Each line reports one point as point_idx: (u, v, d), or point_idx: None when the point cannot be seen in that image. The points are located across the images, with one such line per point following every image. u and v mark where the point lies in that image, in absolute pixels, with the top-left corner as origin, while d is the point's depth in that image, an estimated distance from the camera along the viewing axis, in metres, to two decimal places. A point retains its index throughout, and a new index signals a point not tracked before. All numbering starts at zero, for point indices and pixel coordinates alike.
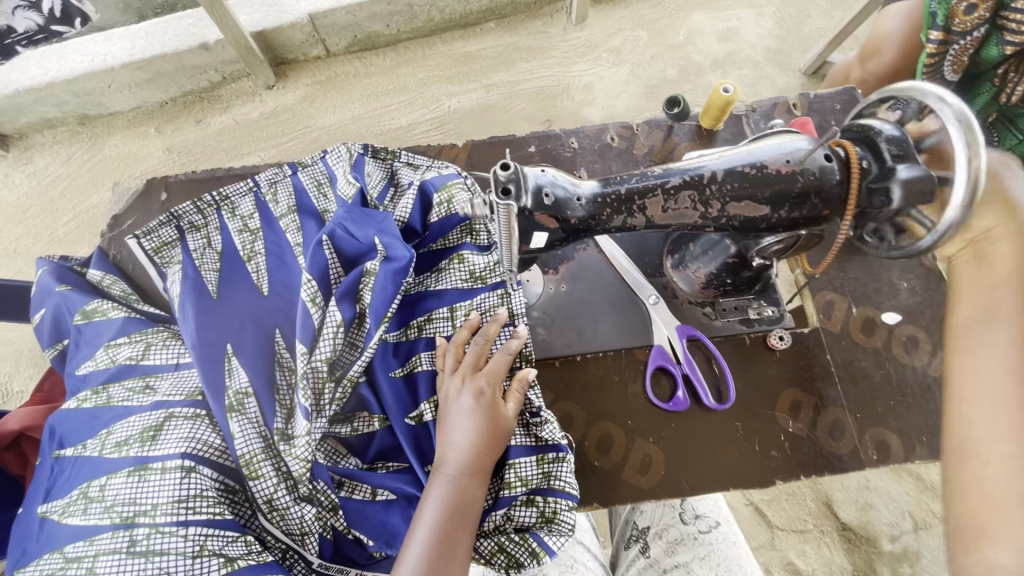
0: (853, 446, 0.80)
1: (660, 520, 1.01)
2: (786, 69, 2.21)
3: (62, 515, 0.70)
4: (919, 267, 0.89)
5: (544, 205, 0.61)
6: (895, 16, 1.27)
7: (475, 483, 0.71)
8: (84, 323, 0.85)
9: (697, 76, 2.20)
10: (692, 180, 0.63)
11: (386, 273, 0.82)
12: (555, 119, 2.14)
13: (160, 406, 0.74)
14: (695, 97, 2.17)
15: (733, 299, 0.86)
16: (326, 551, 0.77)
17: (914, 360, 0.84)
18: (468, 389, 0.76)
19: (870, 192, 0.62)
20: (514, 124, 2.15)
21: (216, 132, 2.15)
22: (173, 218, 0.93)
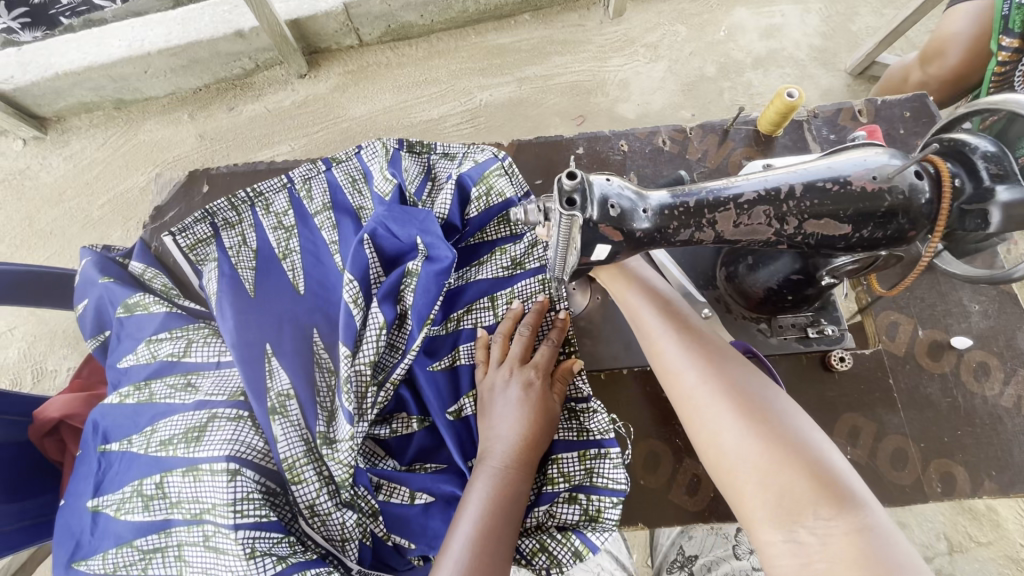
0: (916, 477, 0.76)
1: (708, 551, 0.98)
2: (830, 68, 2.12)
3: (118, 511, 0.71)
4: (991, 289, 0.84)
5: (610, 216, 0.58)
6: (964, 15, 1.19)
7: (520, 477, 0.69)
8: (127, 316, 0.84)
9: (737, 74, 2.12)
10: (768, 195, 0.59)
11: (428, 274, 0.80)
12: (589, 115, 2.09)
13: (203, 406, 0.73)
14: (734, 95, 2.09)
15: (790, 316, 0.81)
16: (365, 556, 0.74)
17: (985, 388, 0.79)
18: (516, 381, 0.74)
19: (962, 213, 0.58)
20: (546, 119, 2.10)
21: (248, 120, 2.16)
22: (207, 214, 0.91)
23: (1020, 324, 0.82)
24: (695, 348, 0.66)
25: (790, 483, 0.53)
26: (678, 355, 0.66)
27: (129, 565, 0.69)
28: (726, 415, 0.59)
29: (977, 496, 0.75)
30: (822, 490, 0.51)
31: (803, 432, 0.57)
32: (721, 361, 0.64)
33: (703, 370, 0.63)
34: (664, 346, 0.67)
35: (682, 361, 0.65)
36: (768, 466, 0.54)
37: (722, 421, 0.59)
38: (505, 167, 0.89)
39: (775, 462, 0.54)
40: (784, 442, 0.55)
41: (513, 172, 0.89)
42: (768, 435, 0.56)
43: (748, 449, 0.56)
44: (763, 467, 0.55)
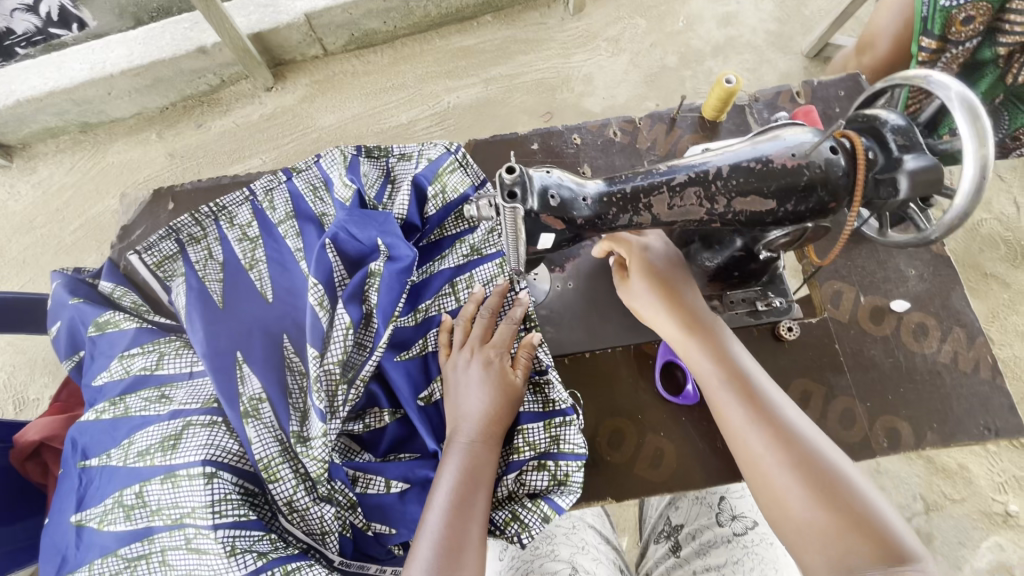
0: (864, 435, 0.80)
1: (694, 521, 1.03)
2: (787, 52, 2.19)
3: (101, 523, 0.73)
4: (927, 253, 0.89)
5: (550, 206, 0.62)
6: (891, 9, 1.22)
7: (488, 448, 0.75)
8: (98, 334, 0.85)
9: (697, 63, 2.18)
10: (698, 177, 0.63)
11: (391, 273, 0.82)
12: (556, 111, 2.13)
13: (177, 415, 0.75)
14: (696, 84, 2.15)
15: (740, 290, 0.86)
16: (347, 548, 0.77)
17: (924, 347, 0.84)
18: (476, 360, 0.80)
19: (877, 182, 0.62)
20: (514, 118, 2.14)
21: (218, 136, 2.16)
22: (173, 231, 0.94)
23: (954, 285, 0.87)
24: (760, 414, 0.71)
25: (847, 544, 0.62)
26: (744, 420, 0.71)
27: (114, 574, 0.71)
28: (786, 475, 0.67)
29: (922, 448, 0.80)
30: (886, 558, 0.60)
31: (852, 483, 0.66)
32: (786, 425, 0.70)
33: (770, 439, 0.69)
34: (730, 411, 0.72)
35: (743, 418, 0.71)
36: (835, 533, 0.63)
37: (791, 489, 0.66)
38: (459, 160, 0.93)
39: (839, 529, 0.63)
40: (847, 509, 0.63)
41: (468, 166, 0.93)
42: (834, 503, 0.64)
43: (814, 517, 0.64)
44: (826, 526, 0.63)
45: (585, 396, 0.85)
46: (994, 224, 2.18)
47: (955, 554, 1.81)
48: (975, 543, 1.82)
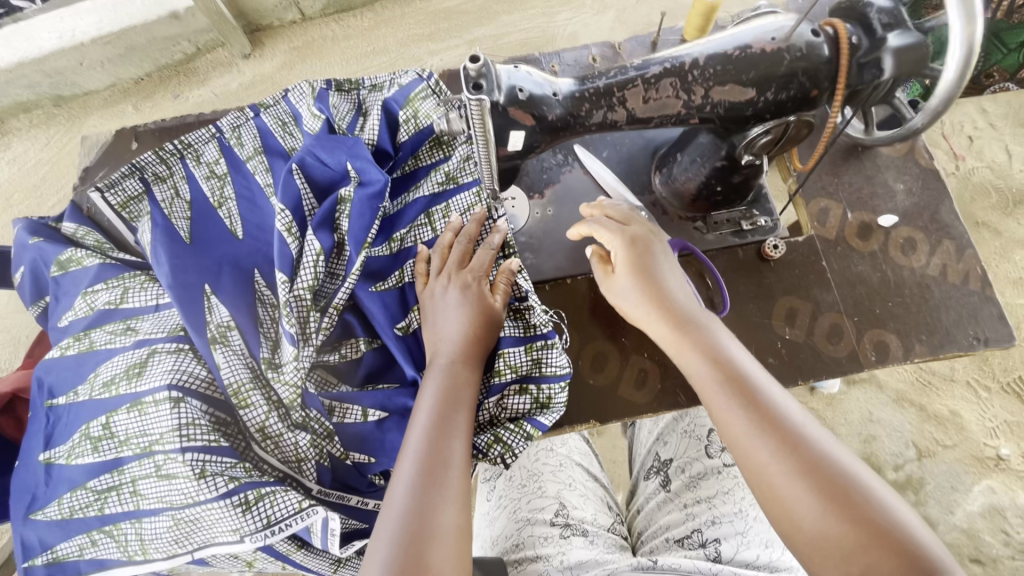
0: (851, 350, 0.79)
1: (683, 454, 1.02)
2: None
3: (69, 457, 0.71)
4: (915, 167, 0.86)
5: (519, 99, 0.59)
6: None
7: (469, 368, 0.73)
8: (62, 274, 0.82)
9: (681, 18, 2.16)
10: (673, 67, 0.60)
11: (362, 198, 0.79)
12: None
13: (143, 344, 0.72)
14: None
15: (724, 210, 0.83)
16: (325, 477, 0.75)
17: (912, 261, 0.82)
18: (454, 285, 0.77)
19: (860, 67, 0.59)
20: None
21: (195, 105, 2.35)
22: (136, 169, 0.90)
23: (943, 198, 0.85)
24: (758, 411, 0.62)
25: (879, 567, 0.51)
26: (743, 420, 0.62)
27: (85, 507, 0.69)
28: (797, 485, 0.56)
29: (910, 361, 0.78)
30: None
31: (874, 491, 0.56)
32: (789, 424, 0.60)
33: (773, 440, 0.59)
34: (727, 412, 0.63)
35: (739, 416, 0.62)
36: (858, 551, 0.52)
37: (801, 498, 0.56)
38: (431, 87, 0.88)
39: (864, 546, 0.52)
40: (871, 523, 0.53)
41: (441, 91, 0.88)
42: (854, 515, 0.54)
43: (833, 532, 0.54)
44: (849, 543, 0.53)
45: (567, 319, 0.84)
46: (985, 172, 2.16)
47: (948, 499, 1.82)
48: (967, 487, 1.83)
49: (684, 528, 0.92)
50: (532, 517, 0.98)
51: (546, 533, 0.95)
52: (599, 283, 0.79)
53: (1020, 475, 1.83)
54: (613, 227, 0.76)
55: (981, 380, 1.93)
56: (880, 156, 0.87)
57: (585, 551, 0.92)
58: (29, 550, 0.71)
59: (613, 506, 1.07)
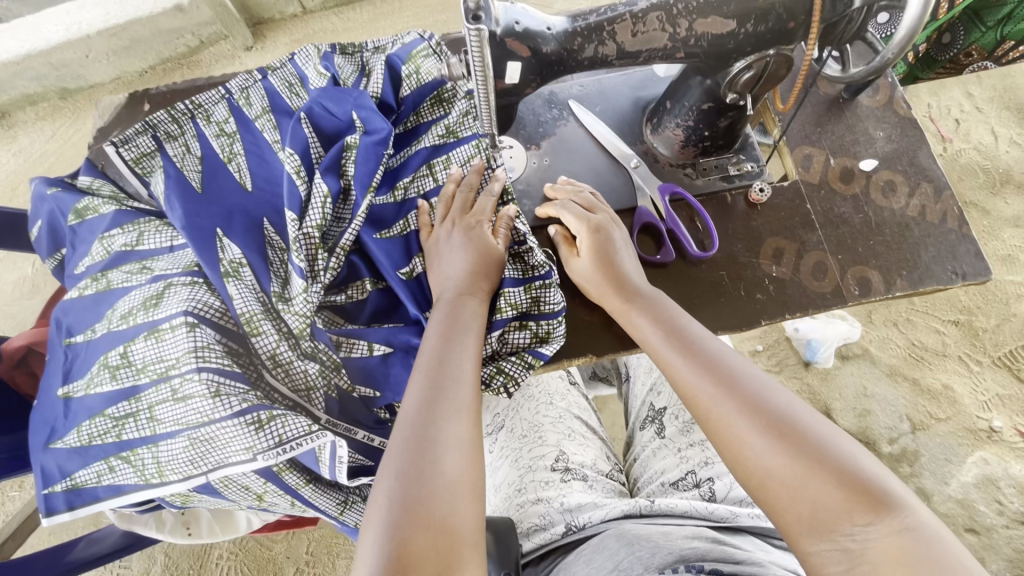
0: (836, 285, 0.82)
1: (676, 402, 1.06)
2: None
3: (88, 388, 0.74)
4: (893, 116, 0.91)
5: (515, 32, 0.64)
6: None
7: (474, 300, 0.76)
8: (79, 222, 0.86)
9: None
10: (659, 2, 0.64)
11: (367, 144, 0.83)
12: None
13: (159, 279, 0.76)
14: None
15: (711, 157, 0.88)
16: (333, 408, 0.79)
17: (892, 202, 0.86)
18: (458, 228, 0.81)
19: (832, 1, 0.63)
20: None
21: None
22: (149, 126, 0.93)
23: (921, 144, 0.89)
24: (704, 364, 0.69)
25: (819, 492, 0.56)
26: (690, 373, 0.69)
27: (103, 433, 0.72)
28: (745, 425, 0.62)
29: (892, 295, 0.82)
30: (858, 499, 0.55)
31: (814, 425, 0.61)
32: (733, 373, 0.67)
33: (718, 388, 0.66)
34: (678, 368, 0.70)
35: (689, 370, 0.69)
36: (801, 480, 0.58)
37: (748, 436, 0.62)
38: (432, 47, 0.92)
39: (805, 476, 0.58)
40: (812, 454, 0.58)
41: (442, 52, 0.92)
42: (793, 445, 0.59)
43: (776, 464, 0.59)
44: (792, 472, 0.58)
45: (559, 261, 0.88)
46: (972, 153, 2.22)
47: (942, 470, 1.84)
48: (961, 459, 1.85)
49: (679, 470, 0.95)
50: (534, 464, 1.01)
51: (547, 478, 0.98)
52: (563, 263, 0.86)
53: (1014, 447, 1.86)
54: (571, 212, 0.84)
55: (973, 355, 1.97)
56: (861, 106, 0.91)
57: (585, 494, 0.95)
58: (47, 479, 0.73)
59: (611, 456, 1.10)
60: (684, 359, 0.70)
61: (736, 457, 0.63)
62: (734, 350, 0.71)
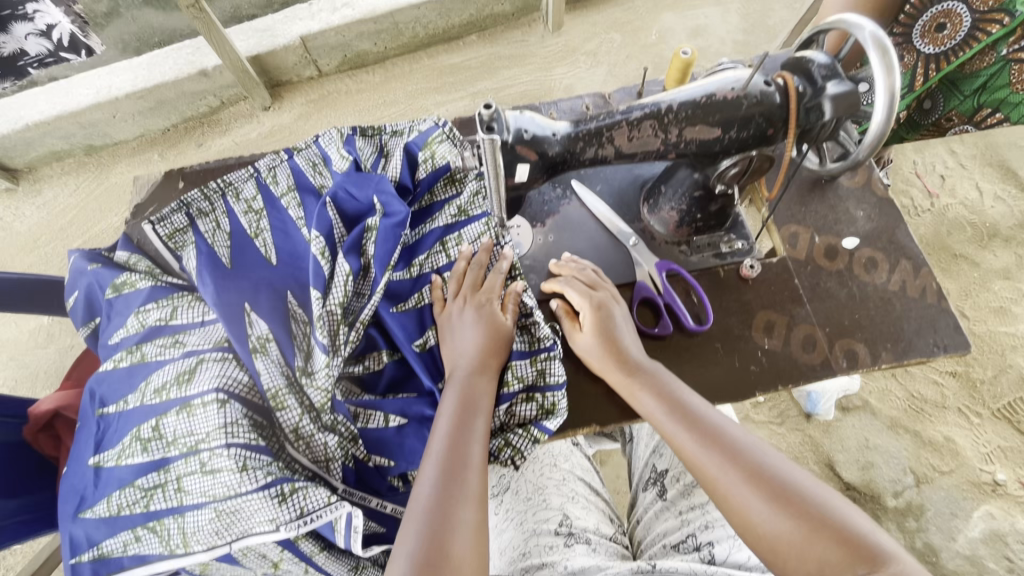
0: (824, 357, 0.87)
1: (677, 465, 1.09)
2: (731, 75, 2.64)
3: (120, 459, 0.79)
4: (873, 197, 0.98)
5: (524, 139, 0.71)
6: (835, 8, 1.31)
7: (485, 379, 0.81)
8: (115, 295, 0.92)
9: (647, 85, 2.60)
10: (652, 112, 0.72)
11: (387, 226, 0.90)
12: None
13: (191, 354, 0.81)
14: None
15: (705, 235, 0.94)
16: (349, 477, 0.83)
17: (874, 277, 0.92)
18: (469, 306, 0.87)
19: (807, 110, 0.71)
20: None
21: (216, 153, 2.58)
22: (184, 205, 1.01)
23: (899, 223, 0.96)
24: (706, 435, 0.74)
25: (825, 553, 0.61)
26: (695, 445, 0.74)
27: (132, 504, 0.76)
28: (750, 494, 0.67)
29: (878, 366, 0.87)
30: (862, 558, 0.59)
31: (811, 490, 0.67)
32: (734, 444, 0.72)
33: (722, 457, 0.71)
34: (682, 441, 0.76)
35: (693, 443, 0.74)
36: (807, 543, 0.62)
37: (754, 504, 0.66)
38: (446, 133, 1.00)
39: (812, 542, 0.62)
40: (814, 518, 0.63)
41: (455, 137, 1.00)
42: (796, 510, 0.64)
43: (783, 529, 0.64)
44: (798, 536, 0.63)
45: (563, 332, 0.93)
46: (959, 208, 2.30)
47: (949, 525, 1.82)
48: (967, 513, 1.84)
49: (679, 533, 0.97)
50: (538, 528, 1.03)
51: (551, 542, 0.99)
52: (566, 336, 0.91)
53: (1019, 501, 1.85)
54: (576, 288, 0.90)
55: (972, 407, 1.99)
56: (842, 187, 0.99)
57: (588, 558, 0.96)
58: (75, 547, 0.77)
59: (614, 518, 1.13)
60: (688, 431, 0.75)
61: (747, 525, 0.67)
62: (730, 421, 0.77)
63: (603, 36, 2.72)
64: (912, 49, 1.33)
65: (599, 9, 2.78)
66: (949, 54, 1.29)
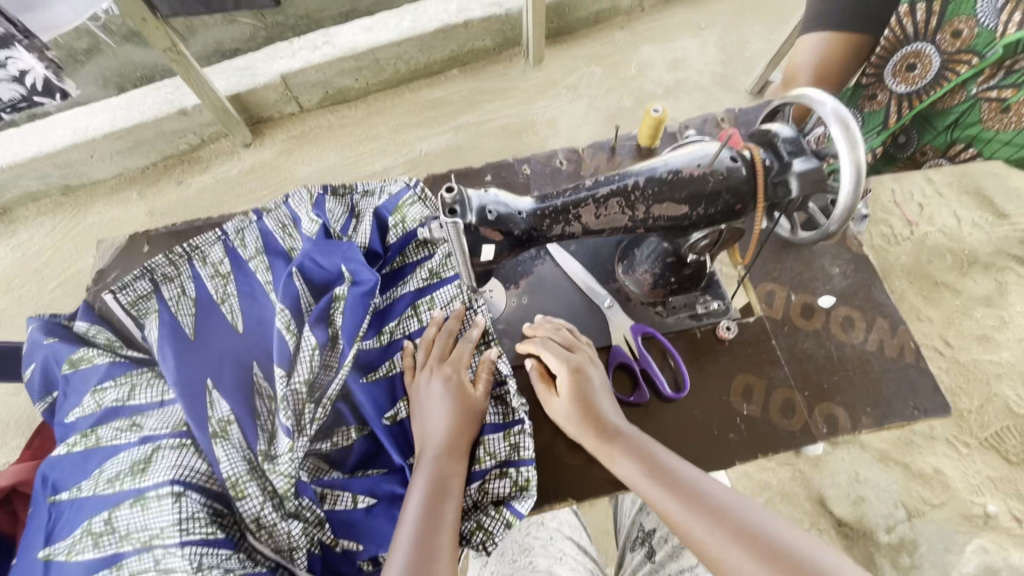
0: (804, 423, 0.86)
1: (664, 525, 1.06)
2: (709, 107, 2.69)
3: (69, 553, 0.72)
4: (847, 253, 0.97)
5: (488, 220, 0.70)
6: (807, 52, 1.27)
7: (454, 461, 0.78)
8: (72, 371, 0.89)
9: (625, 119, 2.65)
10: (618, 189, 0.71)
11: (355, 296, 0.88)
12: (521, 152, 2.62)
13: (147, 441, 0.78)
14: None
15: (681, 296, 0.93)
16: (315, 564, 0.80)
17: (851, 337, 0.91)
18: (436, 377, 0.84)
19: (773, 184, 0.70)
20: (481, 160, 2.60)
21: (197, 191, 2.56)
22: (147, 271, 0.99)
23: (874, 280, 0.95)
24: (688, 498, 0.71)
25: None
26: (677, 508, 0.71)
27: None
28: (739, 558, 0.63)
29: (858, 431, 0.85)
30: None
31: (802, 545, 0.62)
32: (717, 505, 0.69)
33: (705, 521, 0.67)
34: (666, 507, 0.72)
35: (675, 507, 0.71)
36: None
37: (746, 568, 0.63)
38: (417, 195, 1.00)
39: None
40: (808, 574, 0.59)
41: (427, 199, 0.99)
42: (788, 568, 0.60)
43: None
44: None
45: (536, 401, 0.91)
46: (938, 236, 2.33)
47: (942, 561, 1.80)
48: (960, 548, 1.82)
49: None
50: None
51: None
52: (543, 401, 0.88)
53: (1010, 533, 1.83)
54: (554, 350, 0.87)
55: (960, 437, 1.98)
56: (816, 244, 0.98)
57: None
58: None
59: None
60: (669, 497, 0.72)
61: None
62: (712, 477, 0.74)
63: (584, 69, 2.75)
64: (884, 88, 1.28)
65: (579, 42, 2.81)
66: (919, 93, 1.22)
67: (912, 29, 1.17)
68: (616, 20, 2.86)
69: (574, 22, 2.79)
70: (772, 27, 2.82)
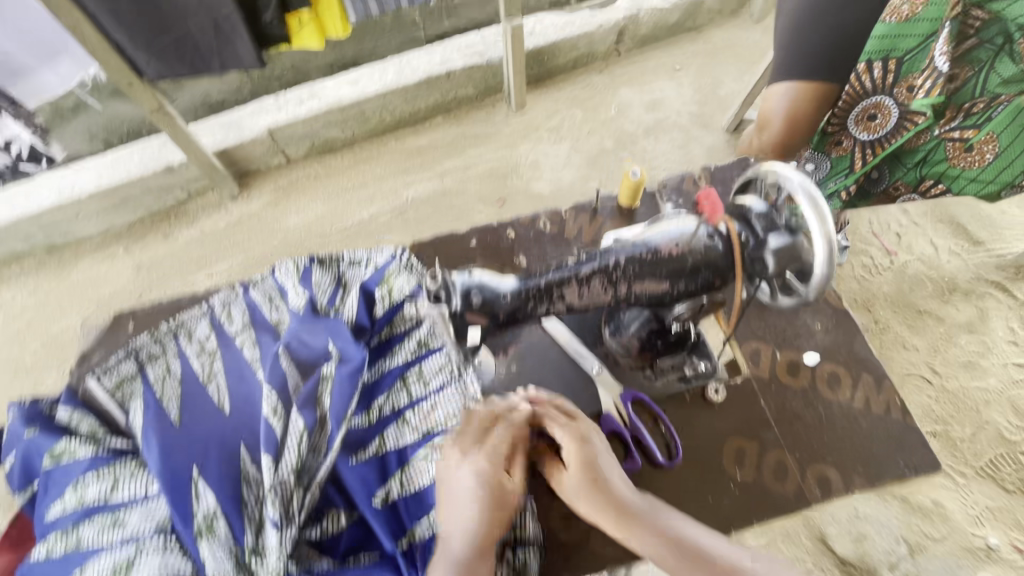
0: (797, 487, 0.86)
1: None
2: (689, 142, 2.75)
3: None
4: (829, 307, 1.00)
5: (471, 304, 0.73)
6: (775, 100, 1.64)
7: (482, 563, 0.73)
8: (53, 465, 0.86)
9: (608, 159, 2.72)
10: (601, 268, 0.74)
11: (343, 375, 0.88)
12: (508, 195, 2.65)
13: (130, 541, 0.77)
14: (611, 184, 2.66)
15: (668, 358, 0.93)
16: None
17: (837, 394, 0.92)
18: (469, 466, 0.78)
19: (752, 260, 0.72)
20: (469, 204, 2.64)
21: (185, 245, 2.56)
22: (131, 352, 0.98)
23: (855, 334, 0.97)
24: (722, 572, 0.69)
25: None
26: None
27: None
28: None
29: (850, 490, 0.86)
30: None
31: None
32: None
33: None
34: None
35: None
36: None
37: None
38: (403, 265, 0.99)
39: None
40: None
41: (412, 269, 1.00)
42: None
43: None
44: None
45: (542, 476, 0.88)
46: (918, 265, 2.38)
47: None
48: None
49: None
50: None
51: None
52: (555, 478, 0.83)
53: (1014, 566, 1.84)
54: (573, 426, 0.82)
55: (956, 467, 1.99)
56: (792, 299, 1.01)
57: None
58: None
59: None
60: (701, 573, 0.69)
61: None
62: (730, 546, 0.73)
63: (565, 113, 2.82)
64: (849, 138, 1.67)
65: (560, 87, 2.90)
66: (880, 142, 1.60)
67: (871, 85, 1.49)
68: (594, 65, 2.95)
69: (554, 68, 2.87)
70: (744, 67, 2.93)
